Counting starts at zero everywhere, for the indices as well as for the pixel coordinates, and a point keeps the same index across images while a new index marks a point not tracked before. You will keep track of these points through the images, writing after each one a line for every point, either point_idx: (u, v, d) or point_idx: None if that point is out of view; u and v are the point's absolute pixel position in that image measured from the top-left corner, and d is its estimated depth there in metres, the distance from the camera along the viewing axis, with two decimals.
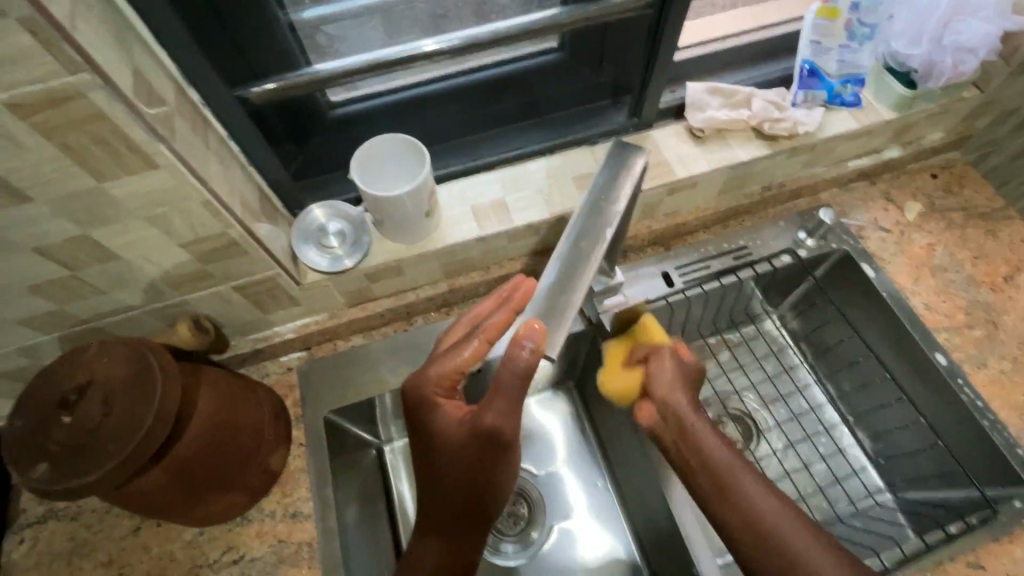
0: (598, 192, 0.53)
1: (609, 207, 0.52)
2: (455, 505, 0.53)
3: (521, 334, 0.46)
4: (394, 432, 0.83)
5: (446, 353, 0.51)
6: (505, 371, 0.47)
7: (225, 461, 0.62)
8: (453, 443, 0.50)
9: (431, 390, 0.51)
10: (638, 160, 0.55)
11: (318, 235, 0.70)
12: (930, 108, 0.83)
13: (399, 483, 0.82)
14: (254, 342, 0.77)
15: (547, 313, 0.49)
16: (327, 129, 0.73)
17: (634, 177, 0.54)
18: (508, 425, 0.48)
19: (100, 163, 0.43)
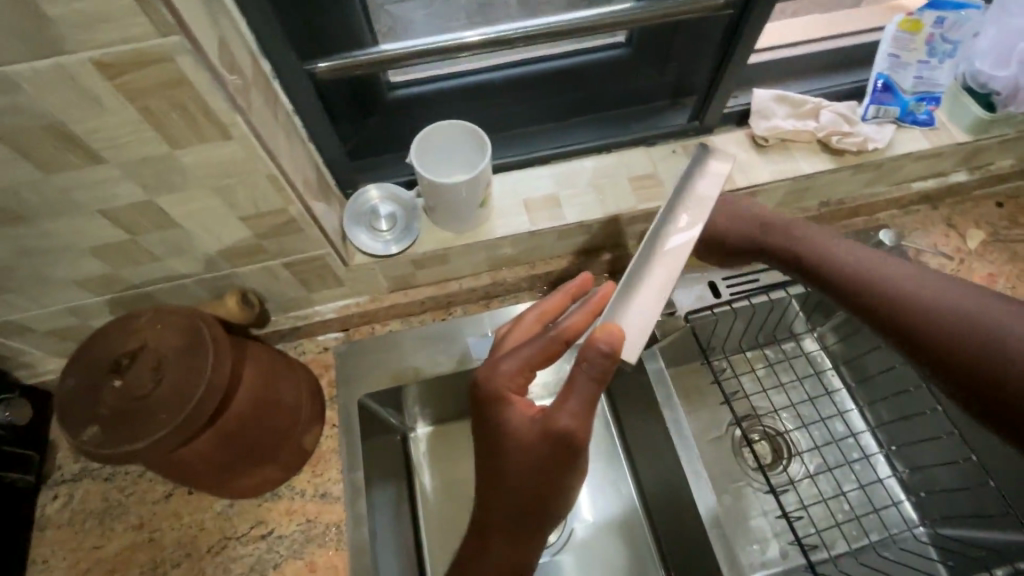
0: (676, 194, 0.55)
1: (687, 209, 0.54)
2: (516, 510, 0.51)
3: (597, 335, 0.47)
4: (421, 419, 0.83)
5: (520, 350, 0.51)
6: (583, 370, 0.47)
7: (265, 437, 0.62)
8: (522, 444, 0.49)
9: (504, 385, 0.49)
10: (721, 163, 0.56)
11: (369, 218, 0.70)
12: (1007, 134, 0.79)
13: (422, 472, 0.81)
14: (295, 320, 0.76)
15: (626, 314, 0.51)
16: (385, 110, 0.72)
17: (714, 181, 0.56)
18: (583, 428, 0.47)
19: (176, 129, 0.43)
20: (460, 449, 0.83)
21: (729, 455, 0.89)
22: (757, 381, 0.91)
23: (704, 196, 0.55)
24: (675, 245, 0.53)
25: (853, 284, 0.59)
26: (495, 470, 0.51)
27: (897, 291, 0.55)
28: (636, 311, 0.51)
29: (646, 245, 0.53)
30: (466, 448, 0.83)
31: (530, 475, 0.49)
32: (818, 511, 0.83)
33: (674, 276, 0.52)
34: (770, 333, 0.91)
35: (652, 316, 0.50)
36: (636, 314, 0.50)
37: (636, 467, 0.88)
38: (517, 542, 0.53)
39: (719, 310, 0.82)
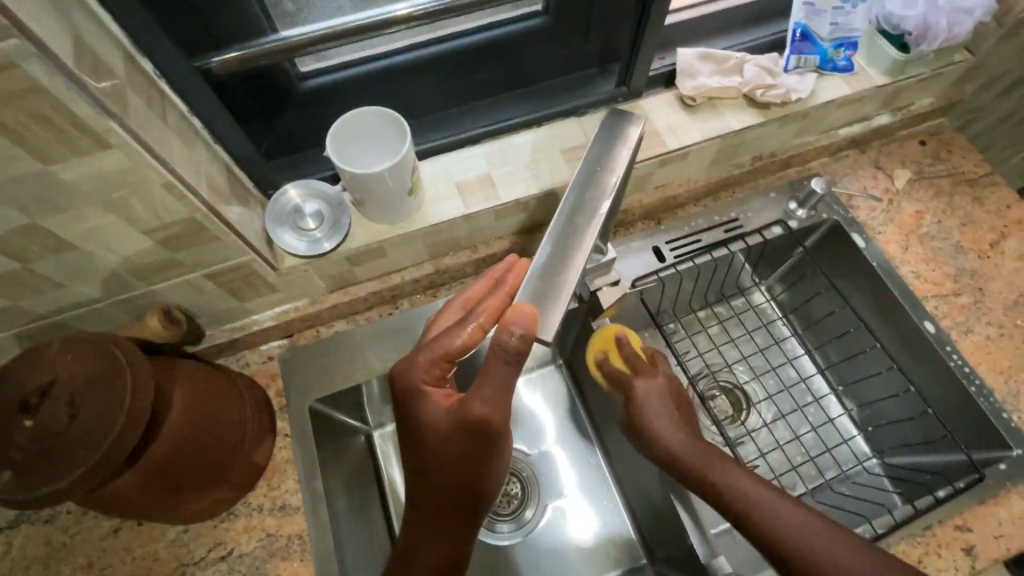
0: (590, 165, 0.53)
1: (603, 181, 0.52)
2: (448, 501, 0.51)
3: (509, 319, 0.45)
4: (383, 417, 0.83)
5: (435, 341, 0.50)
6: (495, 355, 0.47)
7: (206, 460, 0.60)
8: (440, 433, 0.49)
9: (420, 377, 0.49)
10: (632, 130, 0.54)
11: (293, 218, 0.66)
12: (921, 73, 0.82)
13: (389, 467, 0.82)
14: (232, 331, 0.73)
15: (541, 298, 0.48)
16: (298, 103, 0.68)
17: (629, 145, 0.53)
18: (498, 413, 0.47)
19: (42, 143, 0.39)
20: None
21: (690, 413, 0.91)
22: (711, 339, 0.92)
23: (620, 164, 0.53)
24: (595, 217, 0.51)
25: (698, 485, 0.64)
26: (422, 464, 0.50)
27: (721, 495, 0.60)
28: (554, 293, 0.48)
29: (561, 222, 0.51)
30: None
31: (454, 465, 0.49)
32: (776, 459, 0.85)
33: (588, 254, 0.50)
34: (718, 290, 0.92)
35: (567, 298, 0.47)
36: (550, 298, 0.48)
37: (602, 437, 0.89)
38: (454, 533, 0.53)
39: (665, 274, 0.83)
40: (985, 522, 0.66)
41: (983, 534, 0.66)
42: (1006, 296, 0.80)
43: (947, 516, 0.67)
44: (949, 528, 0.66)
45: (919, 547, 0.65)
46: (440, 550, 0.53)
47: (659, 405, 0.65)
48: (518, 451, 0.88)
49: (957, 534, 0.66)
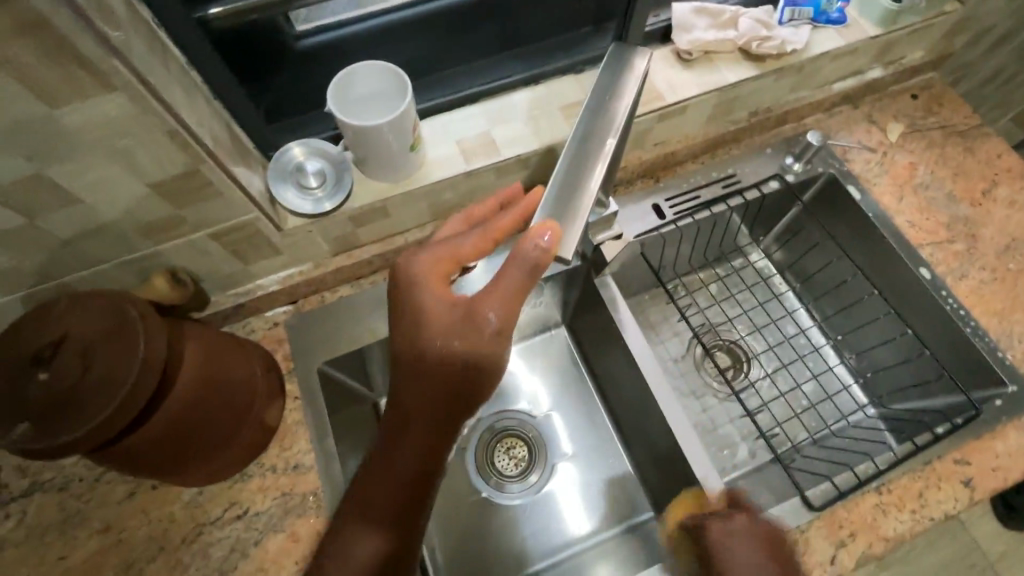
0: (598, 96, 0.54)
1: (612, 110, 0.53)
2: (439, 395, 0.48)
3: (533, 232, 0.46)
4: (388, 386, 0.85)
5: (443, 243, 0.51)
6: (512, 257, 0.47)
7: (219, 420, 0.60)
8: (442, 328, 0.48)
9: (429, 269, 0.49)
10: (640, 62, 0.55)
11: (295, 175, 0.65)
12: (913, 23, 0.83)
13: None
14: (237, 297, 0.73)
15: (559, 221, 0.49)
16: (296, 63, 0.67)
17: (636, 77, 0.54)
18: (503, 309, 0.47)
19: (48, 83, 0.39)
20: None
21: (692, 371, 0.93)
22: (711, 297, 0.95)
23: (627, 95, 0.53)
24: (605, 145, 0.52)
25: None
26: (414, 353, 0.48)
27: None
28: (571, 216, 0.49)
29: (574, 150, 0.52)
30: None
31: (452, 361, 0.48)
32: (777, 409, 0.87)
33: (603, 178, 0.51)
34: (718, 248, 0.94)
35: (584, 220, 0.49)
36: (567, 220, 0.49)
37: (606, 396, 0.91)
38: (441, 427, 0.49)
39: (665, 230, 0.84)
40: (982, 455, 0.68)
41: (981, 467, 0.68)
42: (998, 242, 0.82)
43: (944, 451, 0.69)
44: (948, 462, 0.68)
45: (919, 481, 0.67)
46: (424, 446, 0.49)
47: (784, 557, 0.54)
48: (523, 413, 0.90)
49: (956, 468, 0.68)
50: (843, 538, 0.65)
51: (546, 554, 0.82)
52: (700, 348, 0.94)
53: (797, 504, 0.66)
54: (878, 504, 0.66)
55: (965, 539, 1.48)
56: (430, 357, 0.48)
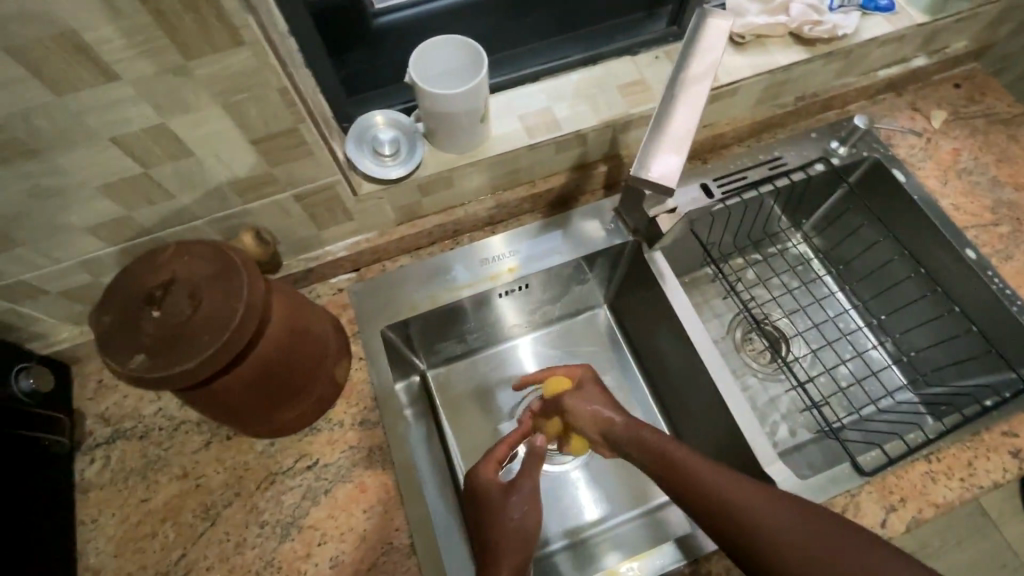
0: (687, 49, 0.62)
1: (696, 62, 0.62)
2: (505, 498, 0.65)
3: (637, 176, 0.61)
4: (435, 360, 0.90)
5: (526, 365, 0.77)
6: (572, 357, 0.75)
7: (298, 367, 0.64)
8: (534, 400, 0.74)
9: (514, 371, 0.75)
10: (722, 19, 0.62)
11: (372, 143, 0.70)
12: (960, 11, 0.85)
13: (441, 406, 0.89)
14: (306, 262, 0.77)
15: (657, 159, 0.61)
16: (371, 38, 0.71)
17: (720, 34, 0.62)
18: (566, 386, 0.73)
19: (188, 35, 0.43)
20: (470, 391, 0.90)
21: (734, 350, 0.95)
22: (753, 279, 0.97)
23: (710, 51, 0.62)
24: (692, 93, 0.61)
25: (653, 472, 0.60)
26: (486, 471, 0.68)
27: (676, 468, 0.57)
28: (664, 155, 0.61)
29: (669, 92, 0.62)
30: (470, 392, 0.91)
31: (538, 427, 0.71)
32: (820, 389, 0.89)
33: (696, 118, 0.61)
34: (758, 231, 0.97)
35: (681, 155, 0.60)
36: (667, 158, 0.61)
37: (648, 374, 0.93)
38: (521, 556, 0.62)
39: (713, 209, 0.87)
40: None
41: None
42: None
43: (993, 424, 0.70)
44: (996, 433, 0.70)
45: (968, 451, 0.69)
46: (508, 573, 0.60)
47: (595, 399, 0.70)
48: None
49: (1004, 440, 0.69)
50: (893, 503, 0.66)
51: (586, 524, 0.83)
52: (741, 329, 0.96)
53: (848, 471, 0.68)
54: (928, 472, 0.68)
55: (997, 539, 1.47)
56: (491, 474, 0.68)
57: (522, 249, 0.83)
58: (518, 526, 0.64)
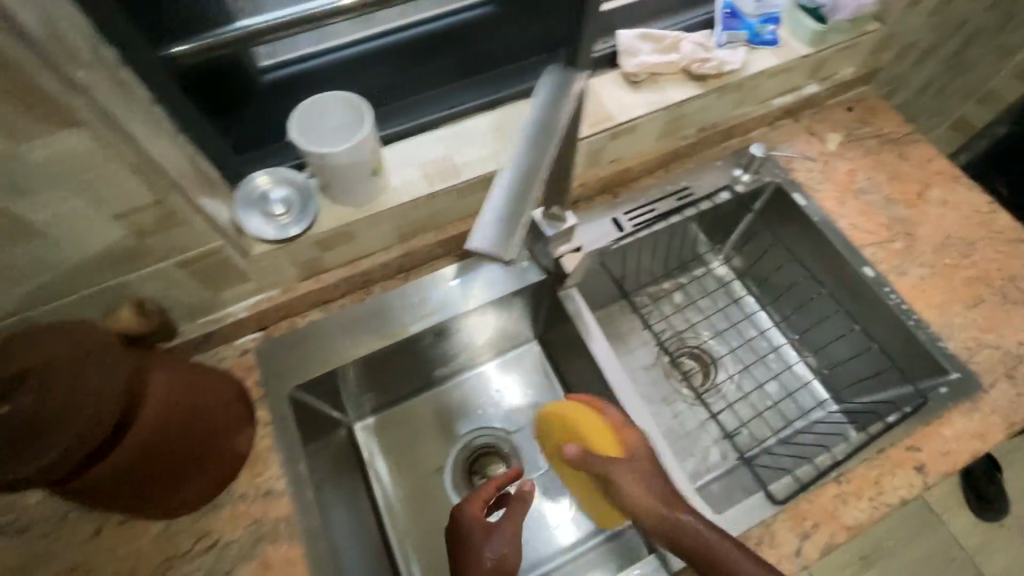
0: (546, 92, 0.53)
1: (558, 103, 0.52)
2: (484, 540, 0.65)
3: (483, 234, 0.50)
4: (364, 411, 0.90)
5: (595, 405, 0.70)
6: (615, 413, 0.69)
7: (185, 450, 0.60)
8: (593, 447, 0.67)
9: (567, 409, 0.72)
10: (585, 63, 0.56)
11: (261, 203, 0.68)
12: (840, 41, 0.89)
13: (373, 458, 0.89)
14: (205, 326, 0.73)
15: (514, 209, 0.51)
16: (261, 97, 0.70)
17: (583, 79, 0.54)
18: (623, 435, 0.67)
19: (11, 119, 0.41)
20: (401, 438, 0.91)
21: (663, 378, 0.95)
22: (674, 306, 1.00)
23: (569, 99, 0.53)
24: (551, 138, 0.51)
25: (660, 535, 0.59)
26: (471, 509, 0.69)
27: (678, 532, 0.57)
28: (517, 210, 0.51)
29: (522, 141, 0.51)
30: (400, 441, 0.90)
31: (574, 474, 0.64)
32: (744, 412, 0.90)
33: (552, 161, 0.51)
34: (677, 258, 0.98)
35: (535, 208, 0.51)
36: (516, 229, 0.50)
37: None
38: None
39: (626, 242, 0.87)
40: (931, 440, 0.72)
41: (931, 452, 0.71)
42: (934, 240, 0.87)
43: (897, 439, 0.72)
44: (900, 449, 0.71)
45: (874, 469, 0.70)
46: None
47: (643, 457, 0.65)
48: (496, 429, 0.92)
49: (908, 455, 0.71)
50: (807, 529, 0.67)
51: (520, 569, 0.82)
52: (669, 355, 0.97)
53: (760, 500, 0.68)
54: (838, 494, 0.69)
55: (943, 534, 1.52)
56: (473, 518, 0.67)
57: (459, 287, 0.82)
58: (494, 566, 0.63)
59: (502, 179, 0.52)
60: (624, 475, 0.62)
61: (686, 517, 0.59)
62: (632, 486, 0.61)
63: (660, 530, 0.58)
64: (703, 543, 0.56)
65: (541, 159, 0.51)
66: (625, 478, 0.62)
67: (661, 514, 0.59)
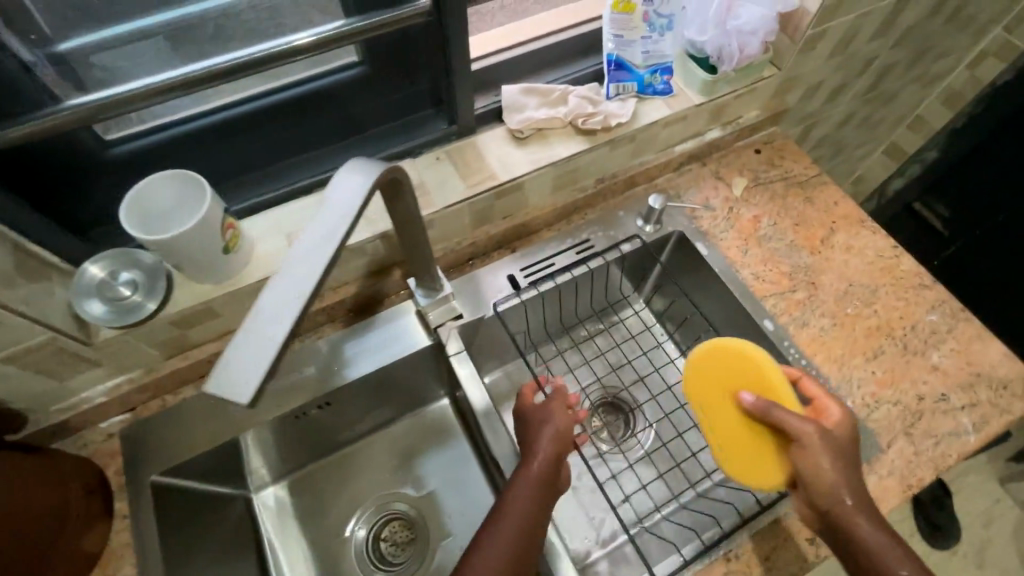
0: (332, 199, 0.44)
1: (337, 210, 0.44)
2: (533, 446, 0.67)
3: (221, 375, 0.36)
4: (262, 481, 0.86)
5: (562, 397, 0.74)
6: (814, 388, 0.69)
7: (28, 549, 0.56)
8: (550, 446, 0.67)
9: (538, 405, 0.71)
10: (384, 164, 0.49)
11: (102, 288, 0.64)
12: (734, 89, 0.88)
13: (268, 531, 0.84)
14: (60, 413, 0.69)
15: (259, 340, 0.37)
16: (110, 170, 0.66)
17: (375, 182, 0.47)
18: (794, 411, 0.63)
19: None
20: (304, 506, 0.87)
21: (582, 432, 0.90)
22: (592, 354, 0.96)
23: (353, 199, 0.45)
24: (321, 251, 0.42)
25: (828, 521, 0.60)
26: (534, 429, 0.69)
27: (846, 527, 0.58)
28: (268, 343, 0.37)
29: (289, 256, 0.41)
30: (303, 510, 0.86)
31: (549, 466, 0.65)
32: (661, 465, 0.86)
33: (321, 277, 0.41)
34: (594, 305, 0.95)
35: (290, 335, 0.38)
36: (269, 361, 0.36)
37: (486, 466, 0.89)
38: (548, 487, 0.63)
39: (524, 298, 0.84)
40: None
41: None
42: (837, 288, 0.85)
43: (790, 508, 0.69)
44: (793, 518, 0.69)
45: (766, 543, 0.67)
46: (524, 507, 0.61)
47: (826, 456, 0.60)
48: (400, 493, 0.89)
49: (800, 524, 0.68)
50: None
51: None
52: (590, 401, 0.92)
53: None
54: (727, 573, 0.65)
55: None
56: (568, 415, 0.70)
57: (369, 349, 0.80)
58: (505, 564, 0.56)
59: (255, 312, 0.38)
60: (827, 460, 0.60)
61: (857, 507, 0.59)
62: (828, 469, 0.59)
63: (836, 524, 0.59)
64: (867, 547, 0.57)
65: (309, 283, 0.40)
66: (821, 463, 0.60)
67: (859, 508, 0.59)
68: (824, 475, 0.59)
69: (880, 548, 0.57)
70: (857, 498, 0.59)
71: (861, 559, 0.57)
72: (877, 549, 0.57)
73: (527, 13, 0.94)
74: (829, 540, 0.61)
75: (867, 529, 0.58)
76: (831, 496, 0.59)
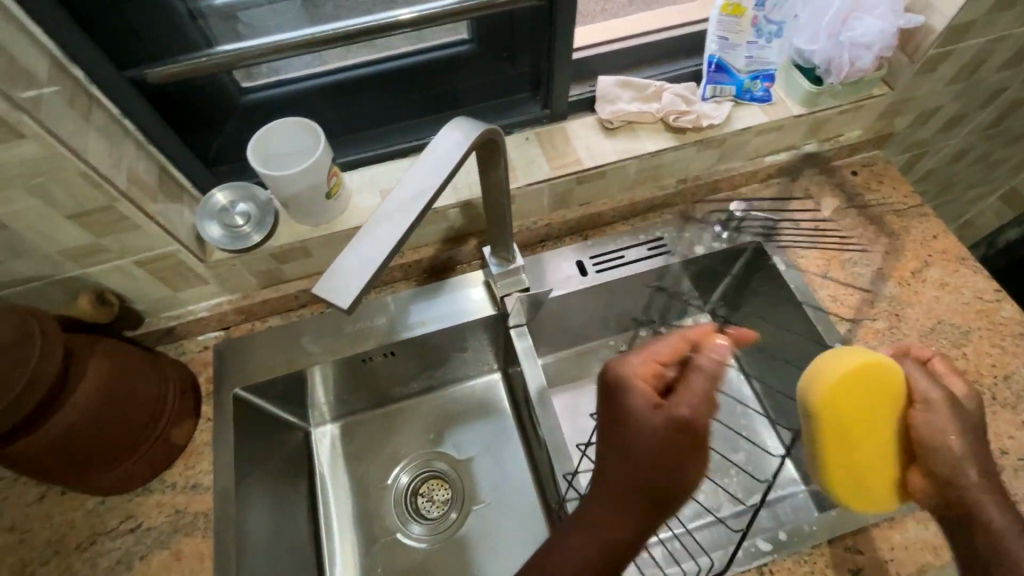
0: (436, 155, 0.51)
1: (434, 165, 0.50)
2: (624, 444, 0.50)
3: (328, 277, 0.44)
4: (323, 418, 0.92)
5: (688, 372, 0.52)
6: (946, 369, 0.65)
7: (129, 423, 0.65)
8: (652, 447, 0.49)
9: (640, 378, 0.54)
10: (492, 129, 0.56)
11: (222, 215, 0.73)
12: (838, 104, 0.85)
13: (320, 465, 0.90)
14: (169, 319, 0.80)
15: (359, 255, 0.45)
16: (240, 113, 0.75)
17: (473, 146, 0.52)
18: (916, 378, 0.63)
19: None
20: (356, 449, 0.92)
21: None
22: None
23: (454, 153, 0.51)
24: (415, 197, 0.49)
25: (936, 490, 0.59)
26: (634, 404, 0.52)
27: (962, 497, 0.56)
28: (369, 262, 0.45)
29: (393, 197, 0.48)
30: (352, 452, 0.92)
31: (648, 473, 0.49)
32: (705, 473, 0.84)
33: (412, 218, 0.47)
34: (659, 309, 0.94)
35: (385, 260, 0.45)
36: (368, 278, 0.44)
37: (528, 442, 0.91)
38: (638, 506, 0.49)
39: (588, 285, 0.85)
40: (876, 544, 0.66)
41: (872, 557, 0.65)
42: (922, 324, 0.80)
43: (836, 536, 0.67)
44: (838, 547, 0.66)
45: (804, 564, 0.66)
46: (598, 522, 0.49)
47: (942, 420, 0.60)
48: (443, 454, 0.92)
49: (845, 555, 0.66)
50: None
51: None
52: None
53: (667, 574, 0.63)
54: None
55: None
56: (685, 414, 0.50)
57: (435, 315, 0.84)
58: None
59: (364, 236, 0.46)
60: (948, 427, 0.59)
61: (982, 484, 0.56)
62: (943, 434, 0.59)
63: (950, 491, 0.57)
64: (982, 520, 0.55)
65: (404, 225, 0.47)
66: (938, 429, 0.60)
67: (982, 486, 0.56)
68: (938, 441, 0.59)
69: (1003, 531, 0.53)
70: (982, 476, 0.57)
71: (977, 536, 0.54)
72: (997, 529, 0.54)
73: (634, 11, 0.95)
74: (942, 518, 0.58)
75: (988, 505, 0.55)
76: (946, 462, 0.58)
